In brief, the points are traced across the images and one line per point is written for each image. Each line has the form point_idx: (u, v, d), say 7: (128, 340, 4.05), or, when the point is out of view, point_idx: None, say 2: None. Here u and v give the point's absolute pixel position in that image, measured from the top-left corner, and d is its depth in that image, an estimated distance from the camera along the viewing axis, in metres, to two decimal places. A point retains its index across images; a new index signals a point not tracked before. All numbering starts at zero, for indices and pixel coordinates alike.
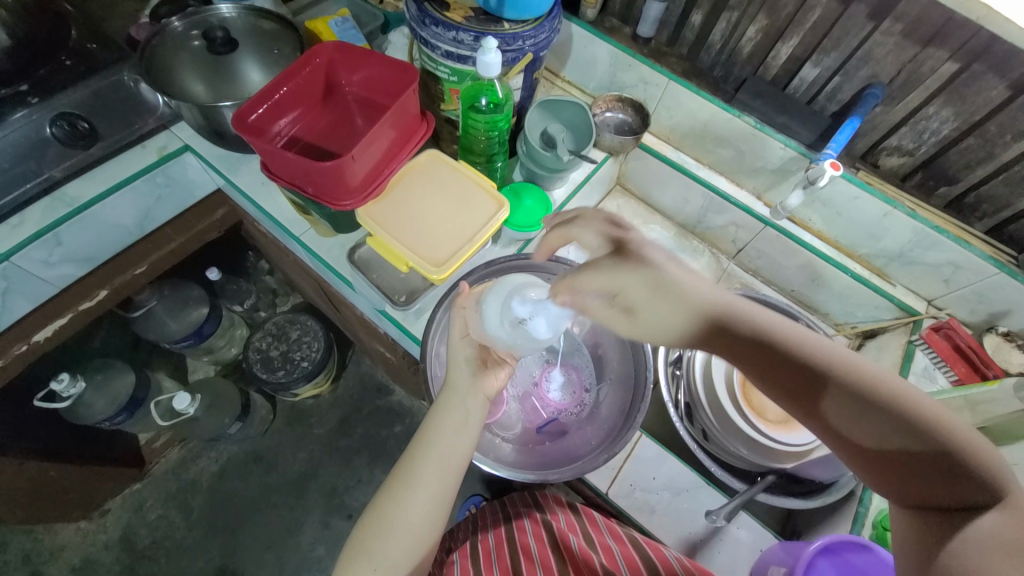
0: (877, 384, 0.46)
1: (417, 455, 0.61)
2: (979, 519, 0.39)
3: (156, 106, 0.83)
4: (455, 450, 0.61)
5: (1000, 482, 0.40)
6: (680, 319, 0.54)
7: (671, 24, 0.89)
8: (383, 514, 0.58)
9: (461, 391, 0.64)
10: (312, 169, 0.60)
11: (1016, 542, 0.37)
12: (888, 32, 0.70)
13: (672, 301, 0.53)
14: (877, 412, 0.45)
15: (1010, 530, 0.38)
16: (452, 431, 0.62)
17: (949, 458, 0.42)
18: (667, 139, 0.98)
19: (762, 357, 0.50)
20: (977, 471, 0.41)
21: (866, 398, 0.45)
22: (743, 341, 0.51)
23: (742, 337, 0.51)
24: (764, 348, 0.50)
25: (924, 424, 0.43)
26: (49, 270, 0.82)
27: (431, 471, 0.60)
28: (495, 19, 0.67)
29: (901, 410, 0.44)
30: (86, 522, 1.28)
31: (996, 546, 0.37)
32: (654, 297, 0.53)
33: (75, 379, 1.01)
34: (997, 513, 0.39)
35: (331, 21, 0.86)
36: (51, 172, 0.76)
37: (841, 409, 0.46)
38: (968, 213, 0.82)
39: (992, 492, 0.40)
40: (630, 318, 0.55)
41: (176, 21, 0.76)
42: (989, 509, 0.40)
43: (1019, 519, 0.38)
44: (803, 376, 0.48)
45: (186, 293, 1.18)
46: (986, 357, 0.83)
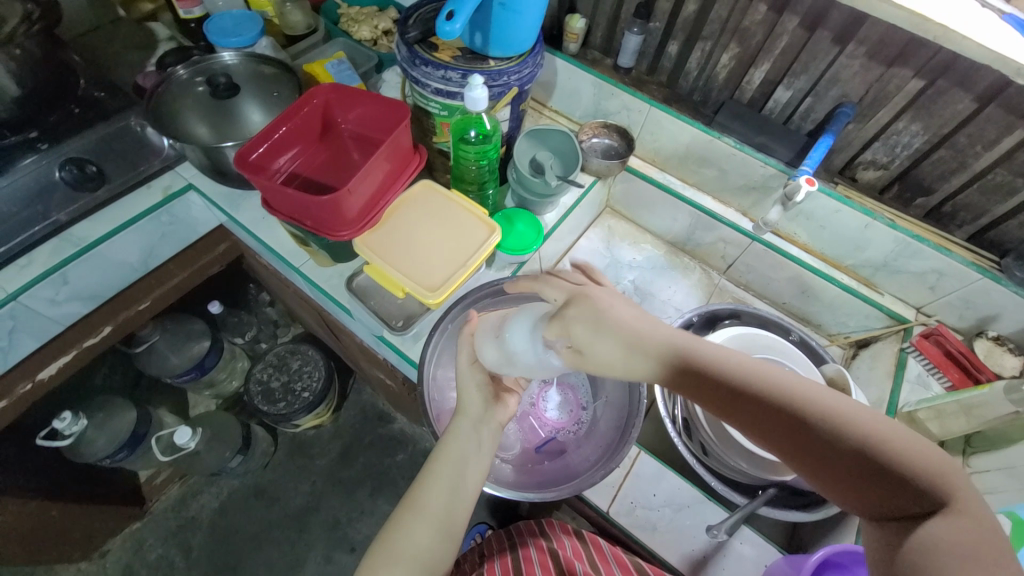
0: (829, 405, 0.47)
1: (426, 483, 0.61)
2: (938, 528, 0.41)
3: (161, 148, 0.88)
4: (465, 479, 0.61)
5: (947, 486, 0.43)
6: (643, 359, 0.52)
7: (649, 55, 0.94)
8: (390, 540, 0.57)
9: (472, 421, 0.65)
10: (310, 203, 0.63)
11: (967, 544, 0.39)
12: (853, 55, 0.74)
13: (634, 344, 0.52)
14: (834, 433, 0.46)
15: (962, 534, 0.40)
16: (461, 460, 0.62)
17: (903, 468, 0.43)
18: (653, 161, 1.02)
19: (723, 392, 0.49)
20: (927, 477, 0.43)
21: (821, 420, 0.46)
22: (705, 375, 0.50)
23: (703, 370, 0.50)
24: (719, 378, 0.50)
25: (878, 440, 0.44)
26: (55, 309, 0.84)
27: (439, 500, 0.59)
28: (480, 57, 0.71)
29: (857, 426, 0.45)
30: (85, 565, 1.26)
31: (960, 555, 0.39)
32: (609, 343, 0.52)
33: (77, 416, 1.02)
34: (951, 519, 0.41)
35: (328, 64, 0.90)
36: (58, 215, 0.79)
37: (807, 434, 0.46)
38: (947, 221, 0.84)
39: (943, 497, 0.42)
40: (590, 362, 0.53)
41: (181, 69, 0.81)
42: (944, 516, 0.41)
43: (973, 523, 0.40)
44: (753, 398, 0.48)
45: (188, 327, 1.19)
46: (977, 361, 0.83)
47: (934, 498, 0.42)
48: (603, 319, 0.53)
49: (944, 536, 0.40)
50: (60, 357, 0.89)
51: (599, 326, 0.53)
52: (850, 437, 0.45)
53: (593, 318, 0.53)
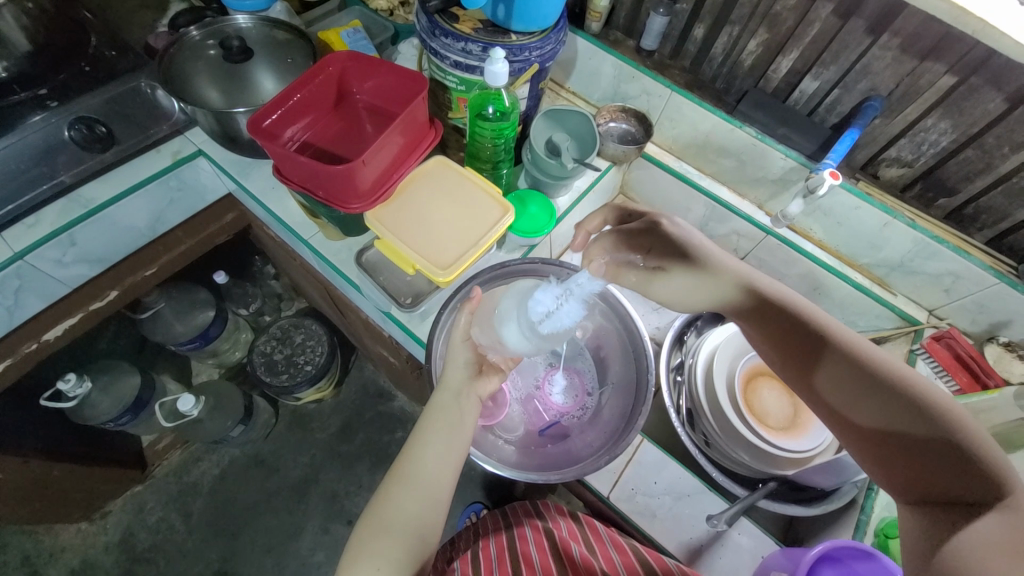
0: (899, 385, 0.52)
1: (412, 454, 0.61)
2: (978, 517, 0.42)
3: (172, 113, 0.86)
4: (452, 448, 0.62)
5: (1006, 485, 0.43)
6: (729, 300, 0.65)
7: (674, 38, 0.92)
8: (380, 513, 0.57)
9: (454, 390, 0.65)
10: (322, 172, 0.61)
11: (1004, 537, 0.40)
12: (886, 47, 0.72)
13: (716, 284, 0.65)
14: (886, 404, 0.52)
15: (1003, 528, 0.40)
16: (446, 429, 0.62)
17: (957, 455, 0.46)
18: (670, 149, 1.00)
19: (800, 354, 0.60)
20: (983, 470, 0.45)
21: (886, 393, 0.52)
22: (789, 336, 0.60)
23: (789, 329, 0.61)
24: (800, 339, 0.60)
25: (933, 422, 0.48)
26: (62, 270, 0.84)
27: (427, 469, 0.60)
28: (502, 31, 0.69)
29: (920, 408, 0.50)
30: (87, 524, 1.28)
31: (987, 541, 0.40)
32: (690, 281, 0.65)
33: (82, 379, 1.02)
34: (995, 514, 0.42)
35: (344, 32, 0.88)
36: (64, 176, 0.77)
37: (872, 404, 0.53)
38: (968, 224, 0.82)
39: (996, 493, 0.43)
40: (663, 288, 0.67)
41: (194, 30, 0.79)
42: (990, 509, 0.42)
43: (1016, 521, 0.40)
44: (820, 361, 0.58)
45: (193, 296, 1.19)
46: (987, 366, 0.83)
47: (987, 491, 0.44)
48: (697, 259, 0.64)
49: (982, 524, 0.41)
50: (66, 319, 0.89)
51: (688, 263, 0.64)
52: (912, 414, 0.50)
53: (679, 250, 0.64)
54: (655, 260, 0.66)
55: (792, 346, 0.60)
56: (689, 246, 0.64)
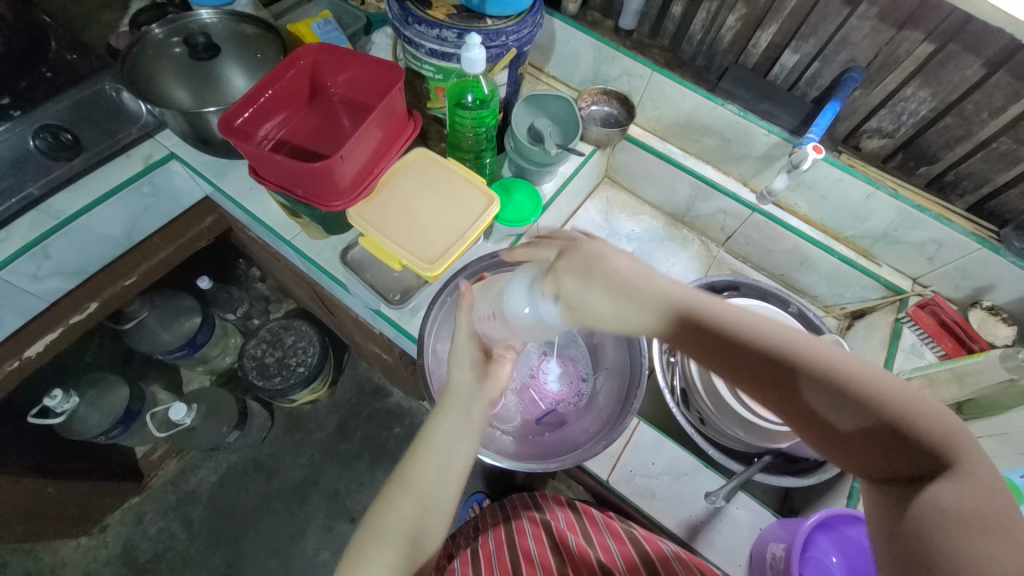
0: (829, 364, 0.45)
1: (415, 459, 0.61)
2: (934, 489, 0.40)
3: (139, 115, 0.82)
4: (456, 455, 0.61)
5: (950, 450, 0.40)
6: (645, 314, 0.51)
7: (652, 16, 0.90)
8: (380, 517, 0.57)
9: (463, 401, 0.64)
10: (301, 171, 0.60)
11: (969, 509, 0.38)
12: (864, 17, 0.71)
13: (619, 287, 0.52)
14: (822, 384, 0.45)
15: (963, 497, 0.38)
16: (450, 433, 0.62)
17: (902, 429, 0.42)
18: (653, 130, 0.99)
19: (710, 335, 0.49)
20: (926, 439, 0.41)
21: (823, 375, 0.45)
22: (703, 328, 0.49)
23: (711, 327, 0.49)
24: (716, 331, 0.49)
25: (866, 396, 0.43)
26: (38, 284, 0.81)
27: (429, 478, 0.59)
28: (477, 16, 0.67)
29: (864, 389, 0.43)
30: (86, 538, 1.27)
31: (956, 517, 0.38)
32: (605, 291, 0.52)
33: (68, 394, 1.00)
34: (950, 483, 0.39)
35: (314, 24, 0.85)
36: (31, 187, 0.74)
37: (815, 393, 0.45)
38: (949, 191, 0.83)
39: (945, 458, 0.40)
40: (599, 315, 0.53)
41: (157, 28, 0.76)
42: (941, 479, 0.40)
43: (971, 485, 0.39)
44: (735, 339, 0.48)
45: (178, 303, 1.17)
46: (971, 331, 0.84)
47: (932, 459, 0.41)
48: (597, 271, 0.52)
49: (943, 497, 0.39)
50: (46, 335, 0.87)
51: (594, 276, 0.52)
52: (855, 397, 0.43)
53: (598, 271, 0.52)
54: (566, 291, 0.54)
55: (702, 332, 0.49)
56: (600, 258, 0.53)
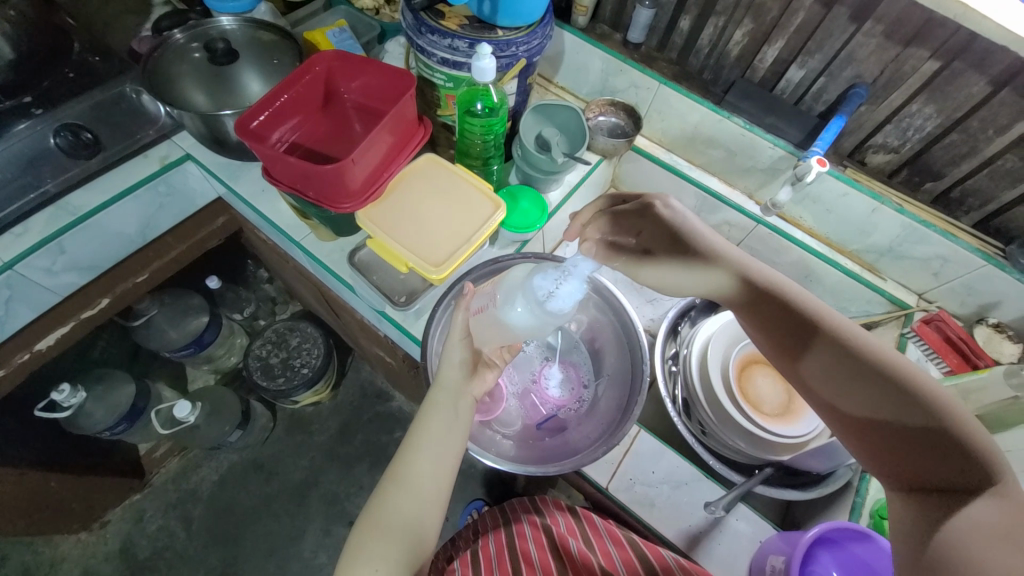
0: (891, 370, 0.51)
1: (409, 454, 0.61)
2: (971, 504, 0.43)
3: (158, 117, 0.85)
4: (448, 447, 0.62)
5: (994, 469, 0.44)
6: (717, 287, 0.64)
7: (660, 30, 0.92)
8: (376, 512, 0.57)
9: (448, 392, 0.65)
10: (313, 173, 0.61)
11: (1001, 524, 0.40)
12: (870, 34, 0.72)
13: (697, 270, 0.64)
14: (875, 387, 0.51)
15: (997, 514, 0.41)
16: (442, 426, 0.63)
17: (945, 443, 0.46)
18: (659, 141, 1.00)
19: (779, 325, 0.59)
20: (970, 455, 0.45)
21: (880, 379, 0.52)
22: (777, 322, 0.59)
23: (789, 326, 0.59)
24: (786, 327, 0.59)
25: (918, 406, 0.49)
26: (52, 278, 0.83)
27: (421, 473, 0.60)
28: (488, 26, 0.69)
29: (918, 402, 0.49)
30: (86, 534, 1.27)
31: (984, 527, 0.41)
32: (692, 266, 0.64)
33: (75, 389, 1.02)
34: (990, 499, 0.42)
35: (329, 32, 0.87)
36: (49, 184, 0.76)
37: (869, 399, 0.52)
38: (954, 207, 0.83)
39: (986, 477, 0.44)
40: (661, 275, 0.66)
41: (178, 33, 0.78)
42: (980, 494, 0.43)
43: (1009, 503, 0.42)
44: (803, 338, 0.57)
45: (186, 302, 1.18)
46: (976, 347, 0.84)
47: (976, 476, 0.44)
48: (697, 253, 0.64)
49: (977, 512, 0.42)
50: (57, 329, 0.88)
51: (683, 248, 0.65)
52: (907, 406, 0.49)
53: (670, 236, 0.65)
54: (649, 241, 0.66)
55: (774, 326, 0.60)
56: (689, 235, 0.65)
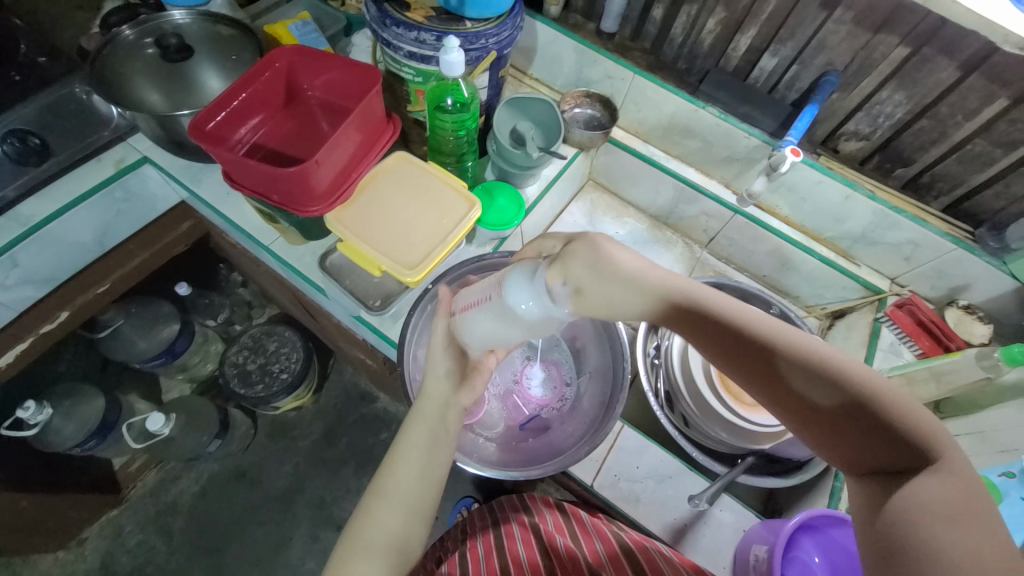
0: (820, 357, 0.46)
1: (394, 467, 0.60)
2: (919, 485, 0.40)
3: (111, 118, 0.80)
4: (433, 460, 0.60)
5: (934, 444, 0.41)
6: (642, 297, 0.53)
7: (633, 19, 0.90)
8: (358, 529, 0.56)
9: (437, 402, 0.62)
10: (276, 176, 0.58)
11: (950, 504, 0.38)
12: (841, 21, 0.72)
13: (626, 281, 0.52)
14: (811, 375, 0.46)
15: (947, 493, 0.38)
16: (429, 439, 0.61)
17: (888, 427, 0.43)
18: (636, 132, 1.00)
19: (699, 324, 0.51)
20: (914, 434, 0.42)
21: (818, 375, 0.46)
22: (696, 319, 0.51)
23: (708, 320, 0.51)
24: (709, 324, 0.51)
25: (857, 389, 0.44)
26: (5, 293, 0.78)
27: (407, 486, 0.58)
28: (456, 18, 0.67)
29: (858, 390, 0.44)
30: (63, 553, 1.23)
31: (938, 512, 0.38)
32: (612, 280, 0.52)
33: (41, 405, 0.97)
34: (935, 476, 0.40)
35: (292, 25, 0.84)
36: (7, 190, 0.73)
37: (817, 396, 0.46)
38: (924, 192, 0.85)
39: (925, 455, 0.41)
40: (594, 303, 0.52)
41: (127, 29, 0.74)
42: (925, 473, 0.40)
43: (954, 479, 0.39)
44: (727, 333, 0.50)
45: (155, 310, 1.14)
46: (948, 329, 0.85)
47: (916, 456, 0.42)
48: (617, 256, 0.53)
49: (926, 492, 0.39)
50: (14, 347, 0.83)
51: (604, 266, 0.52)
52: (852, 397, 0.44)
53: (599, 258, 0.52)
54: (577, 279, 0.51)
55: (693, 324, 0.51)
56: (608, 249, 0.52)
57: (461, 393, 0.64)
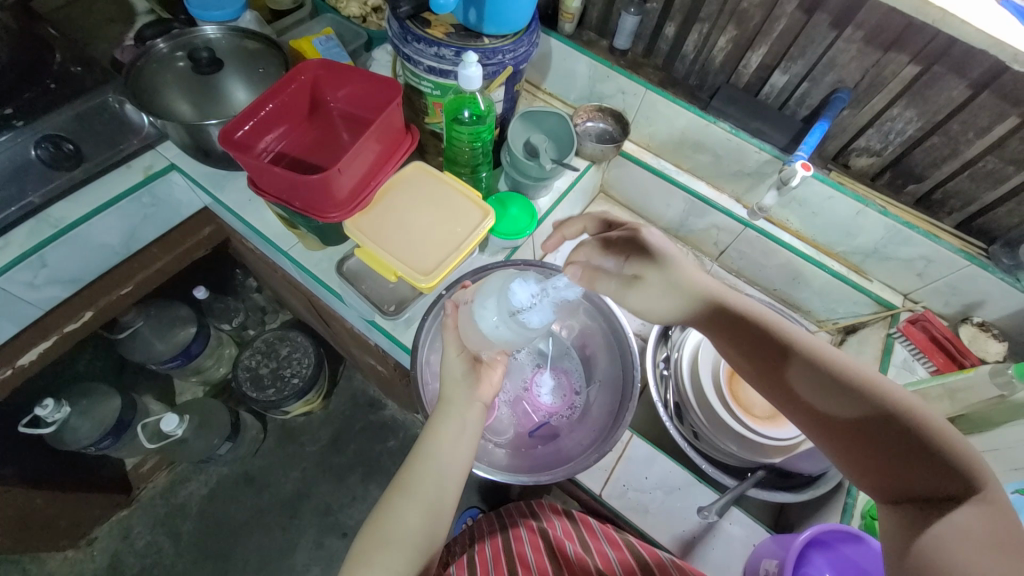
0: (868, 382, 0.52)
1: (415, 464, 0.61)
2: (957, 511, 0.43)
3: (142, 127, 0.84)
4: (453, 457, 0.61)
5: (977, 474, 0.45)
6: (687, 306, 0.61)
7: (646, 36, 0.93)
8: (380, 523, 0.57)
9: (459, 403, 0.64)
10: (299, 183, 0.61)
11: (988, 532, 0.41)
12: (851, 40, 0.73)
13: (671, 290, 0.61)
14: (854, 397, 0.51)
15: (983, 522, 0.42)
16: (450, 437, 0.62)
17: (926, 452, 0.47)
18: (647, 146, 1.01)
19: (744, 338, 0.59)
20: (955, 463, 0.46)
21: (858, 394, 0.51)
22: (742, 334, 0.59)
23: (752, 334, 0.58)
24: (754, 339, 0.58)
25: (897, 412, 0.49)
26: (34, 292, 0.81)
27: (428, 483, 0.59)
28: (475, 35, 0.69)
29: (906, 418, 0.49)
30: (73, 552, 1.25)
31: (975, 537, 0.41)
32: (667, 290, 0.61)
33: (60, 403, 1.00)
34: (974, 505, 0.43)
35: (316, 40, 0.87)
36: (33, 196, 0.75)
37: (864, 418, 0.51)
38: (937, 208, 0.85)
39: (967, 484, 0.45)
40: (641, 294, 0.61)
41: (162, 43, 0.77)
42: (964, 502, 0.44)
43: (992, 509, 0.42)
44: (770, 349, 0.57)
45: (173, 313, 1.17)
46: (962, 346, 0.85)
47: (959, 485, 0.45)
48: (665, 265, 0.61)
49: (962, 519, 0.43)
50: (40, 343, 0.86)
51: (665, 276, 0.60)
52: (900, 425, 0.49)
53: (650, 255, 0.61)
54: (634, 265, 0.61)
55: (739, 339, 0.59)
56: (670, 260, 0.60)
57: (478, 391, 0.66)
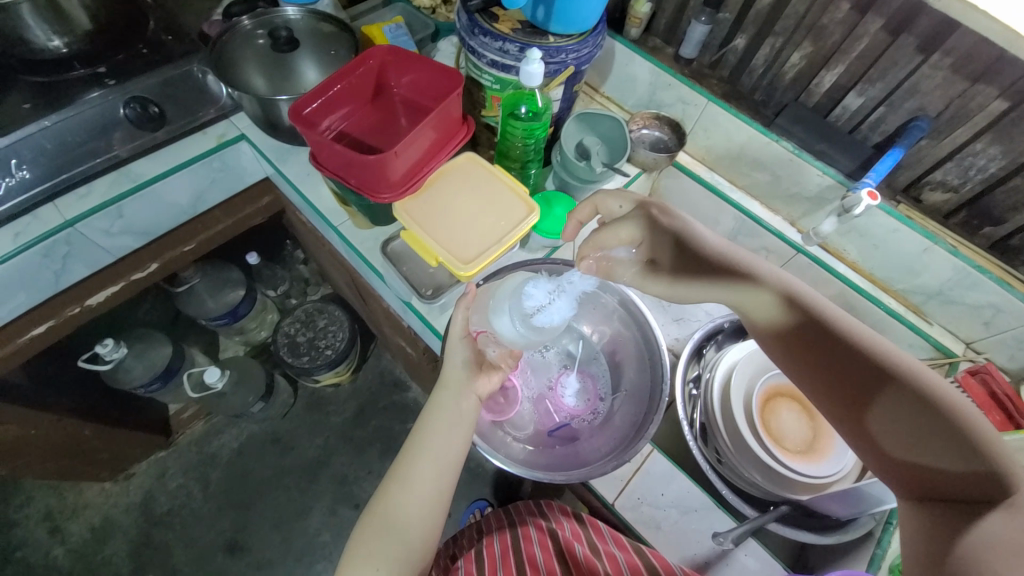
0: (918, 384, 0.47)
1: (411, 453, 0.62)
2: (981, 518, 0.40)
3: (219, 97, 0.90)
4: (449, 448, 0.63)
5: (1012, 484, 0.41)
6: (750, 304, 0.58)
7: (714, 47, 0.90)
8: (379, 514, 0.58)
9: (454, 391, 0.66)
10: (357, 162, 0.63)
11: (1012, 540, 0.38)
12: (937, 66, 0.69)
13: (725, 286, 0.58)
14: (900, 401, 0.48)
15: (1010, 530, 0.38)
16: (446, 427, 0.63)
17: (964, 458, 0.43)
18: (702, 159, 0.99)
19: (800, 338, 0.55)
20: (992, 472, 0.42)
21: (905, 398, 0.47)
22: (800, 334, 0.55)
23: (811, 335, 0.54)
24: (809, 338, 0.54)
25: (942, 414, 0.45)
26: (109, 240, 0.89)
27: (425, 471, 0.61)
28: (540, 33, 0.70)
29: (948, 422, 0.45)
30: (111, 484, 1.35)
31: (998, 547, 0.38)
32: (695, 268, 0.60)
33: (118, 344, 1.08)
34: (1001, 513, 0.40)
35: (386, 28, 0.90)
36: (119, 150, 0.82)
37: (898, 420, 0.48)
38: (1014, 255, 0.78)
39: (998, 493, 0.41)
40: (678, 287, 0.61)
41: (246, 20, 0.82)
42: (993, 508, 0.40)
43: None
44: (825, 349, 0.53)
45: (226, 274, 1.24)
46: (1021, 406, 0.78)
47: (990, 489, 0.41)
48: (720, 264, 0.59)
49: (989, 527, 0.39)
50: (108, 287, 0.94)
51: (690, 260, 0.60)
52: (945, 428, 0.45)
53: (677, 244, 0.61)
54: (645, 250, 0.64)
55: (797, 341, 0.55)
56: (694, 238, 0.60)
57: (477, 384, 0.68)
